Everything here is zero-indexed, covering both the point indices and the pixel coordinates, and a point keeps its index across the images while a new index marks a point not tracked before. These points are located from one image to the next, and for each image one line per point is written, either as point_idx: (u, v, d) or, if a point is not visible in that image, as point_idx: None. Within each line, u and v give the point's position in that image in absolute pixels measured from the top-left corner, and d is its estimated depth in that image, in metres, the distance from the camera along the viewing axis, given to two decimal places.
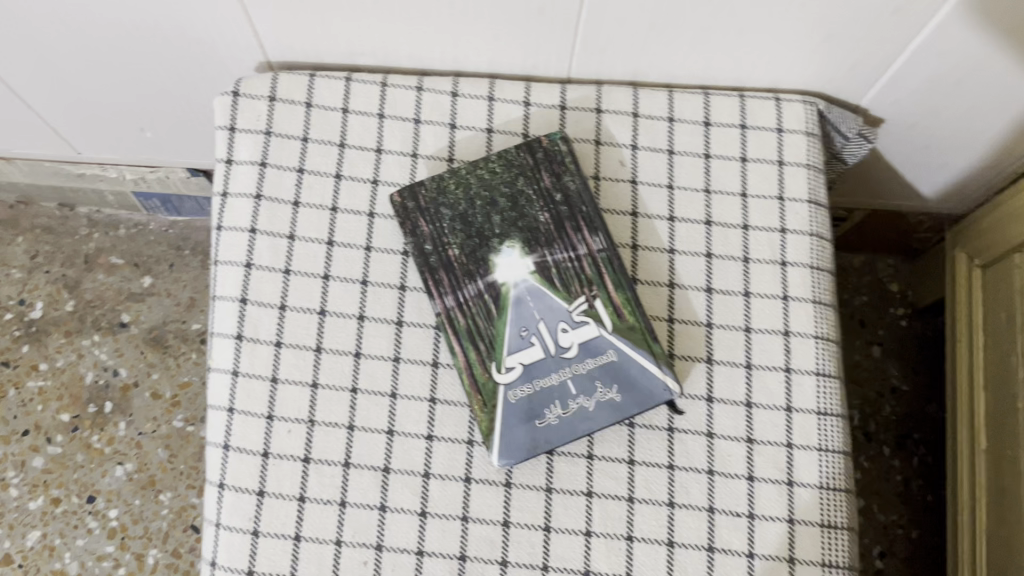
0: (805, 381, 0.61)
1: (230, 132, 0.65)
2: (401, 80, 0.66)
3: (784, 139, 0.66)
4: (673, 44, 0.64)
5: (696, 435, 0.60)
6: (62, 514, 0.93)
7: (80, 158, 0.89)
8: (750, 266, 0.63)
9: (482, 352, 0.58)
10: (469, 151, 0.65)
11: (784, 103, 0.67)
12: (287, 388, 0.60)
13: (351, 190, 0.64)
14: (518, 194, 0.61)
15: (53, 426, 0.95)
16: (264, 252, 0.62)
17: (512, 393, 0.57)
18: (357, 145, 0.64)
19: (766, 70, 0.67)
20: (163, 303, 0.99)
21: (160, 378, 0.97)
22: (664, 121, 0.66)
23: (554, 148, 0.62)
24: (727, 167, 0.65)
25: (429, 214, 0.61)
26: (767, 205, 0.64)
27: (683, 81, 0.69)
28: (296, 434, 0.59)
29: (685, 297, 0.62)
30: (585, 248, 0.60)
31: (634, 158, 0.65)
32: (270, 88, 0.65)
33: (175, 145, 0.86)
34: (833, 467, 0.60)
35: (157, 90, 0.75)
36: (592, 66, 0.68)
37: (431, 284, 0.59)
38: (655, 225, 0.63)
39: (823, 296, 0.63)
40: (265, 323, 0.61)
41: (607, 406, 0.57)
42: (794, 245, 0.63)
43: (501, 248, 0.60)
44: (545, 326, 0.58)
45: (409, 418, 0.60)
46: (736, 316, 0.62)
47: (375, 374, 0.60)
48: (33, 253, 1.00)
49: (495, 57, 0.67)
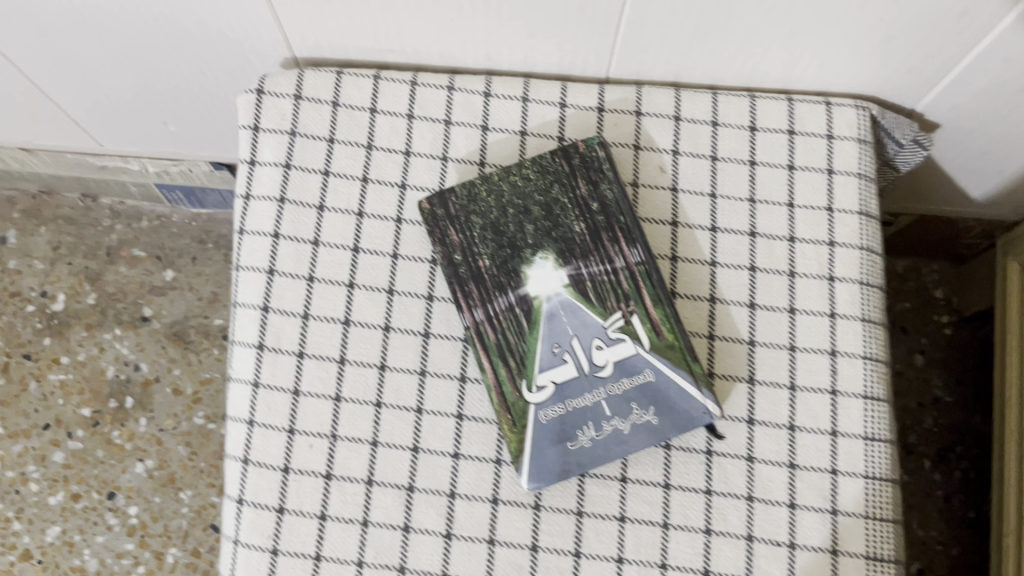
0: (852, 404, 0.58)
1: (254, 132, 0.62)
2: (431, 78, 0.64)
3: (834, 146, 0.62)
4: (719, 44, 0.61)
5: (736, 458, 0.57)
6: (82, 510, 0.91)
7: (102, 150, 0.87)
8: (796, 281, 0.60)
9: (512, 369, 0.56)
10: (502, 154, 0.62)
11: (836, 107, 0.63)
12: (309, 401, 0.58)
13: (378, 195, 0.61)
14: (553, 202, 0.58)
15: (73, 421, 0.94)
16: (288, 258, 0.60)
17: (543, 413, 0.55)
18: (385, 147, 0.62)
19: (817, 73, 0.63)
20: (185, 297, 0.98)
21: (182, 373, 0.95)
22: (707, 125, 0.62)
23: (591, 153, 0.59)
24: (774, 175, 0.61)
25: (459, 222, 0.58)
26: (815, 217, 0.61)
27: (728, 83, 0.66)
28: (318, 449, 0.57)
29: (726, 313, 0.59)
30: (623, 261, 0.57)
31: (675, 164, 0.62)
32: (295, 85, 0.63)
33: (198, 139, 0.84)
34: (881, 495, 0.57)
35: (179, 84, 0.73)
36: (632, 66, 0.65)
37: (460, 296, 0.57)
38: (696, 236, 0.60)
39: (872, 314, 0.60)
40: (287, 333, 0.59)
41: (643, 429, 0.54)
42: (843, 259, 0.60)
43: (534, 259, 0.57)
44: (579, 343, 0.56)
45: (435, 435, 0.57)
46: (780, 333, 0.59)
47: (400, 388, 0.58)
48: (56, 244, 0.99)
49: (530, 56, 0.64)
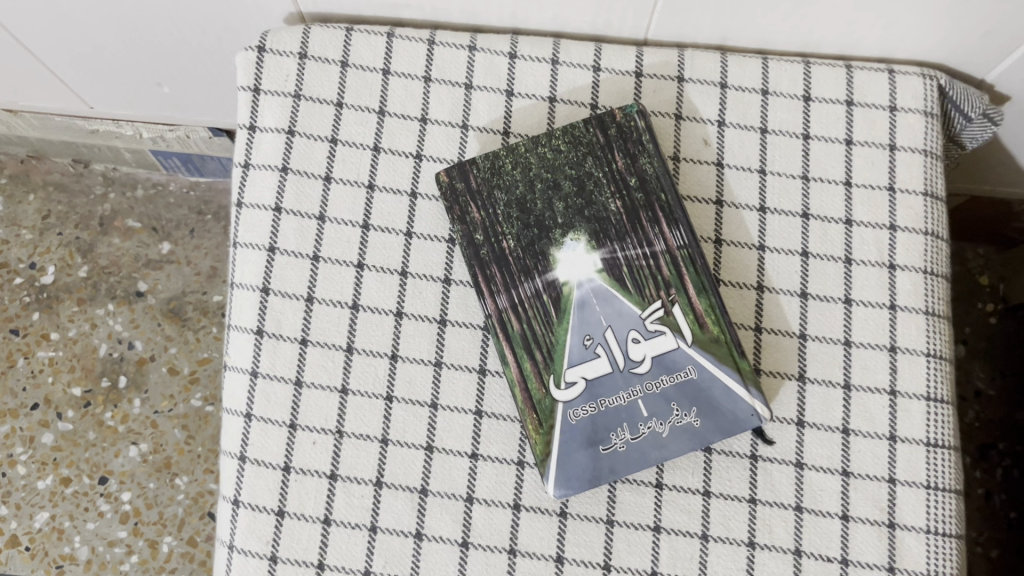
0: (913, 406, 0.52)
1: (254, 94, 0.56)
2: (451, 37, 0.57)
3: (897, 119, 0.56)
4: (773, 3, 0.54)
5: (784, 465, 0.51)
6: (73, 495, 0.86)
7: (92, 113, 0.81)
8: (852, 268, 0.54)
9: (539, 363, 0.50)
10: (528, 123, 0.56)
11: (899, 75, 0.57)
12: (312, 393, 0.52)
13: (391, 165, 0.55)
14: (586, 177, 0.52)
15: (64, 401, 0.89)
16: (291, 234, 0.54)
17: (572, 412, 0.49)
18: (398, 112, 0.56)
19: (879, 37, 0.57)
20: (182, 272, 0.92)
21: (178, 352, 0.90)
22: (757, 94, 0.56)
23: (629, 123, 0.52)
24: (830, 150, 0.55)
25: (480, 197, 0.52)
26: (875, 198, 0.55)
27: (780, 48, 0.59)
28: (322, 447, 0.52)
29: (775, 303, 0.54)
30: (663, 244, 0.51)
31: (721, 137, 0.56)
32: (301, 42, 0.56)
33: (196, 103, 0.78)
34: (944, 508, 0.51)
35: (173, 41, 0.67)
36: (674, 27, 0.58)
37: (481, 281, 0.51)
38: (743, 217, 0.55)
39: (936, 306, 0.54)
40: (289, 317, 0.53)
41: (684, 432, 0.49)
42: (905, 245, 0.54)
43: (563, 241, 0.51)
44: (614, 335, 0.50)
45: (452, 433, 0.52)
46: (834, 327, 0.53)
47: (413, 380, 0.53)
48: (45, 212, 0.93)
49: (561, 14, 0.58)
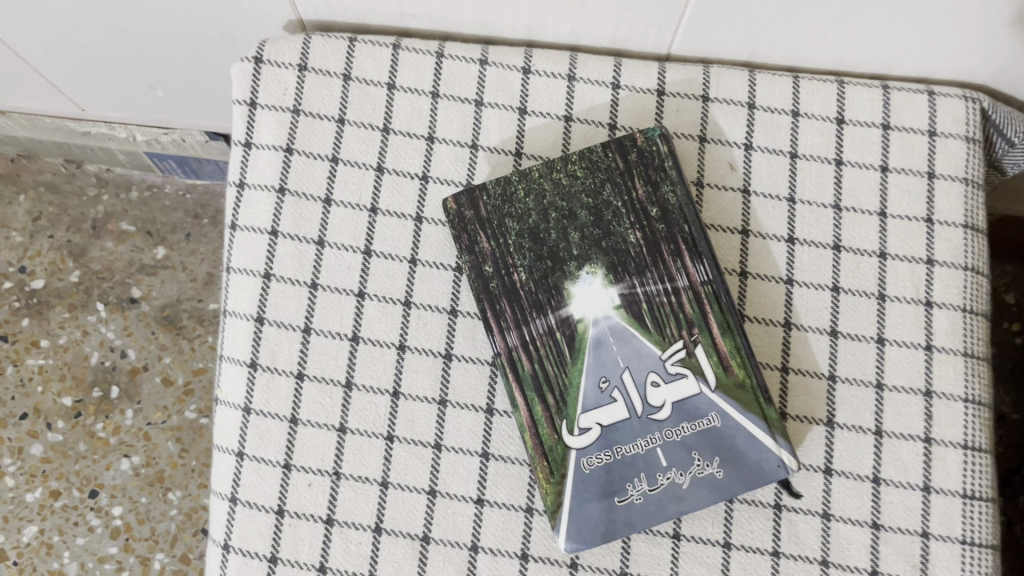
0: (949, 455, 0.49)
1: (250, 108, 0.52)
2: (461, 49, 0.54)
3: (936, 145, 0.52)
4: (809, 20, 0.51)
5: (810, 516, 0.48)
6: (62, 509, 0.84)
7: (83, 115, 0.78)
8: (886, 306, 0.50)
9: (550, 407, 0.47)
10: (542, 144, 0.52)
11: (940, 97, 0.53)
12: (308, 431, 0.49)
13: (395, 187, 0.52)
14: (603, 206, 0.48)
15: (53, 411, 0.86)
16: (287, 260, 0.51)
17: (586, 460, 0.46)
18: (404, 130, 0.52)
19: (920, 56, 0.53)
20: (178, 278, 0.89)
21: (172, 362, 0.87)
22: (787, 115, 0.52)
23: (650, 147, 0.49)
24: (864, 178, 0.52)
25: (490, 226, 0.48)
26: (912, 230, 0.51)
27: (811, 65, 0.56)
28: (318, 489, 0.49)
29: (803, 342, 0.50)
30: (685, 280, 0.47)
31: (748, 161, 0.52)
32: (301, 53, 0.53)
33: (192, 107, 0.74)
34: (980, 565, 0.48)
35: (166, 45, 0.63)
36: (699, 42, 0.54)
37: (490, 317, 0.48)
38: (771, 248, 0.51)
39: (975, 348, 0.51)
40: (285, 349, 0.50)
41: (705, 484, 0.46)
42: (942, 281, 0.51)
43: (579, 274, 0.47)
44: (631, 377, 0.47)
45: (457, 476, 0.49)
46: (866, 368, 0.50)
47: (415, 420, 0.49)
48: (36, 214, 0.90)
49: (579, 27, 0.54)
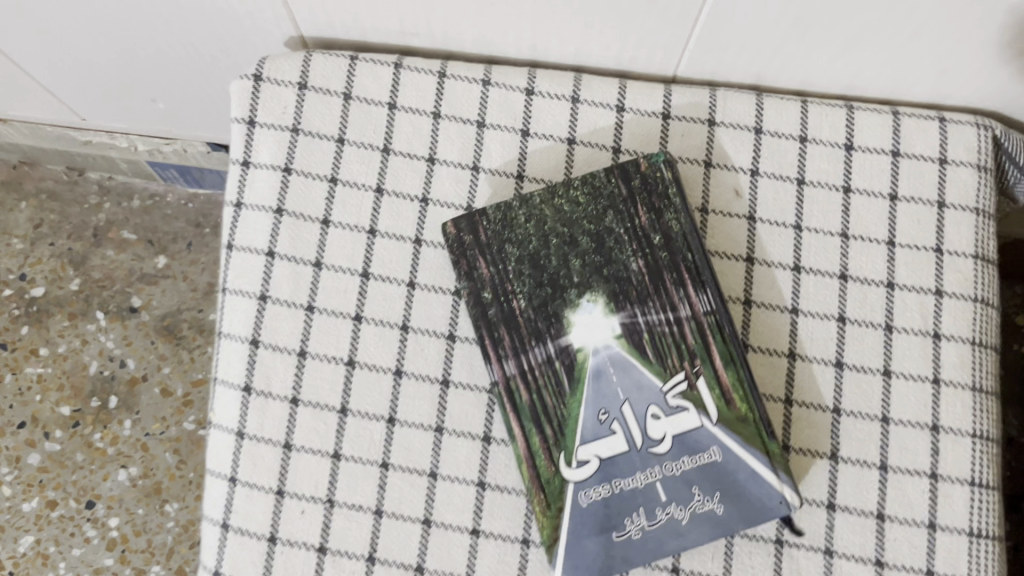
0: (955, 492, 0.48)
1: (249, 127, 0.52)
2: (463, 69, 0.53)
3: (947, 173, 0.51)
4: (819, 44, 0.50)
5: (812, 552, 0.47)
6: (59, 519, 0.83)
7: (84, 124, 0.77)
8: (893, 338, 0.49)
9: (548, 438, 0.46)
10: (544, 166, 0.52)
11: (951, 124, 0.52)
12: (302, 457, 0.49)
13: (394, 209, 0.51)
14: (605, 232, 0.47)
15: (51, 421, 0.85)
16: (283, 282, 0.50)
17: (584, 494, 0.45)
18: (404, 151, 0.51)
19: (932, 82, 0.52)
20: (178, 287, 0.88)
21: (171, 372, 0.86)
22: (794, 140, 0.51)
23: (654, 173, 0.48)
24: (872, 206, 0.51)
25: (490, 251, 0.47)
26: (921, 260, 0.50)
27: (820, 89, 0.55)
28: (311, 516, 0.48)
29: (808, 373, 0.49)
30: (688, 310, 0.47)
31: (754, 187, 0.51)
32: (301, 71, 0.52)
33: (194, 119, 0.73)
34: None
35: (167, 58, 0.62)
36: (707, 65, 0.53)
37: (488, 344, 0.47)
38: (776, 276, 0.50)
39: (983, 382, 0.50)
40: (280, 373, 0.49)
41: (705, 519, 0.45)
42: (951, 314, 0.50)
43: (579, 302, 0.47)
44: (631, 409, 0.46)
45: (452, 506, 0.48)
46: (871, 401, 0.49)
47: (411, 447, 0.48)
48: (37, 221, 0.89)
49: (584, 48, 0.53)
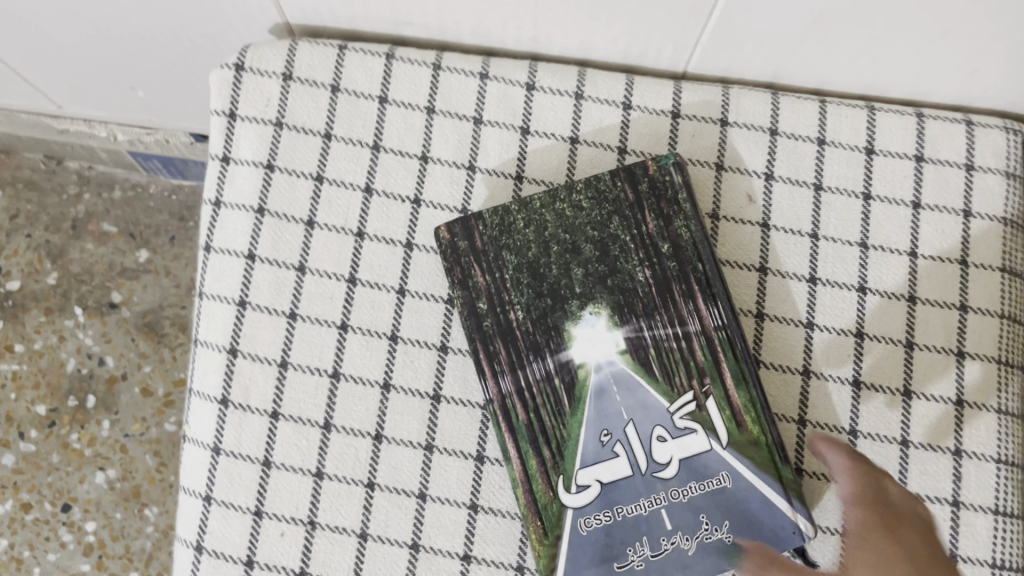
0: (979, 521, 0.45)
1: (229, 120, 0.48)
2: (460, 61, 0.49)
3: (974, 180, 0.48)
4: (841, 42, 0.46)
5: None
6: (33, 523, 0.80)
7: (62, 112, 0.73)
8: (915, 355, 0.46)
9: (546, 460, 0.43)
10: (545, 166, 0.48)
11: (979, 128, 0.49)
12: (282, 476, 0.45)
13: (384, 211, 0.48)
14: (610, 240, 0.44)
15: (26, 420, 0.82)
16: (264, 287, 0.47)
17: (583, 521, 0.42)
18: (395, 148, 0.48)
19: (958, 83, 0.49)
20: (160, 282, 0.85)
21: (152, 371, 0.83)
22: (811, 143, 0.48)
23: (663, 176, 0.45)
24: (893, 214, 0.48)
25: (486, 258, 0.44)
26: (946, 273, 0.47)
27: (839, 88, 0.52)
28: (291, 539, 0.45)
29: (823, 392, 0.46)
30: (698, 324, 0.43)
31: (768, 193, 0.48)
32: (285, 61, 0.48)
33: (176, 108, 0.70)
34: None
35: (146, 44, 0.59)
36: (720, 61, 0.50)
37: (483, 358, 0.43)
38: (790, 288, 0.47)
39: (1011, 404, 0.47)
40: (259, 385, 0.46)
41: (713, 551, 0.42)
42: (976, 330, 0.47)
43: (581, 314, 0.43)
44: (635, 430, 0.43)
45: (442, 530, 0.45)
46: (890, 424, 0.46)
47: (399, 466, 0.45)
48: (13, 212, 0.85)
49: (590, 40, 0.50)
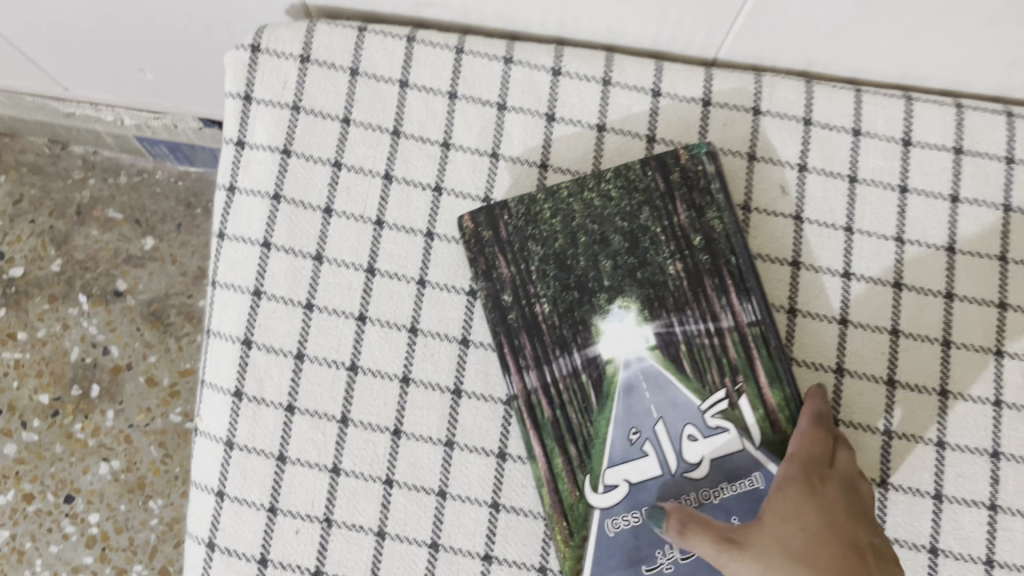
0: (1017, 526, 0.43)
1: (244, 102, 0.46)
2: (484, 45, 0.48)
3: (1014, 174, 0.47)
4: (880, 30, 0.45)
5: None
6: (35, 514, 0.78)
7: (67, 94, 0.72)
8: (951, 354, 0.45)
9: (572, 459, 0.41)
10: (571, 153, 0.47)
11: (1019, 120, 0.47)
12: (298, 472, 0.44)
13: (405, 199, 0.46)
14: (640, 231, 0.43)
15: (29, 409, 0.80)
16: (280, 277, 0.45)
17: (611, 522, 0.41)
18: (417, 134, 0.46)
19: (998, 74, 0.48)
20: (166, 270, 0.83)
21: (157, 361, 0.81)
22: (846, 134, 0.47)
23: (695, 166, 0.43)
24: (931, 208, 0.46)
25: (512, 249, 0.43)
26: (984, 269, 0.46)
27: (874, 78, 0.50)
28: (306, 537, 0.43)
29: (857, 390, 0.45)
30: (730, 320, 0.42)
31: (802, 184, 0.46)
32: (303, 43, 0.47)
33: (185, 92, 0.68)
34: None
35: (157, 25, 0.57)
36: (752, 48, 0.49)
37: (508, 354, 0.42)
38: (824, 283, 0.45)
39: None
40: (274, 377, 0.44)
41: None
42: (1015, 329, 0.45)
43: (609, 308, 0.42)
44: (665, 428, 0.41)
45: (462, 529, 0.43)
46: (925, 424, 0.44)
47: (418, 463, 0.44)
48: (16, 196, 0.83)
49: (618, 25, 0.48)
